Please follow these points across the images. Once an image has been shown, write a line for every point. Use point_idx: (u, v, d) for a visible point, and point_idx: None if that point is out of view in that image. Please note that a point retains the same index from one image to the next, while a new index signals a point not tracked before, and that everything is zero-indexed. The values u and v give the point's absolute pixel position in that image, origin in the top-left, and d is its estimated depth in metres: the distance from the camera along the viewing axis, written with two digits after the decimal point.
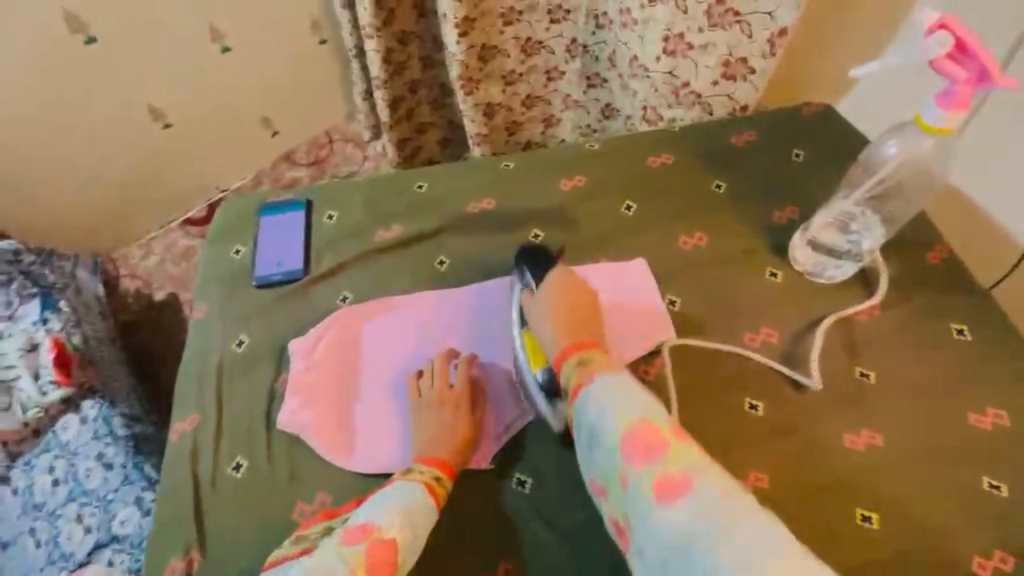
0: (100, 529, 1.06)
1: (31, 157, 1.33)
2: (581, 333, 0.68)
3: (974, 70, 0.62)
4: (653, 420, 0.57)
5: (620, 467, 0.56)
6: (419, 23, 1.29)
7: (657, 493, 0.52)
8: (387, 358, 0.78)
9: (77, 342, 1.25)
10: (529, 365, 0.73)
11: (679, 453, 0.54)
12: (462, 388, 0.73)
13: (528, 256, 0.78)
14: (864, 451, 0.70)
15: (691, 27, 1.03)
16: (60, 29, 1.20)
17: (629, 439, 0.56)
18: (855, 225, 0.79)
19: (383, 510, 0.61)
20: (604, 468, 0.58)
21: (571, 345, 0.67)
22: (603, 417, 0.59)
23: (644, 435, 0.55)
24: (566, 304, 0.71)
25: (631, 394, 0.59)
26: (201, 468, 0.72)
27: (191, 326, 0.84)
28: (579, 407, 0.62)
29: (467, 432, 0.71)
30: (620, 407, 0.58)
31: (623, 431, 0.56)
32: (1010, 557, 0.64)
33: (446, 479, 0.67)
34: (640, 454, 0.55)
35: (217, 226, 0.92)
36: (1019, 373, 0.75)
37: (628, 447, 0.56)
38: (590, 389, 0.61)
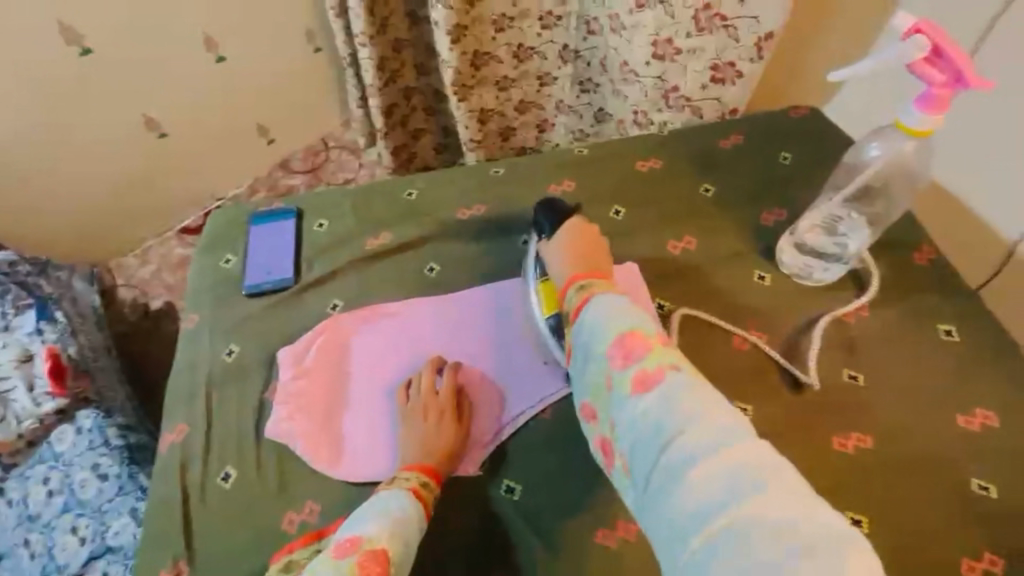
0: (94, 540, 1.06)
1: (27, 167, 1.33)
2: (589, 266, 0.72)
3: (950, 72, 0.63)
4: (639, 327, 0.60)
5: (604, 370, 0.59)
6: (411, 30, 1.30)
7: (635, 389, 0.56)
8: (372, 367, 0.78)
9: (72, 352, 1.26)
10: (542, 310, 0.77)
11: (659, 354, 0.57)
12: (448, 395, 0.73)
13: (546, 207, 0.80)
14: (853, 453, 0.70)
15: (679, 32, 1.03)
16: (55, 40, 1.21)
17: (616, 344, 0.59)
18: (842, 227, 0.80)
19: (370, 522, 0.62)
20: (590, 370, 0.61)
21: (577, 274, 0.71)
22: (593, 326, 0.62)
23: (629, 339, 0.59)
24: (579, 246, 0.75)
25: (621, 306, 0.63)
26: (191, 479, 0.72)
27: (181, 336, 0.84)
28: (573, 322, 0.66)
29: (453, 439, 0.71)
30: (611, 317, 0.62)
31: (612, 337, 0.60)
32: (999, 558, 0.64)
33: (431, 484, 0.68)
34: (623, 355, 0.58)
35: (208, 236, 0.93)
36: (1007, 373, 0.75)
37: (613, 350, 0.59)
38: (586, 306, 0.65)
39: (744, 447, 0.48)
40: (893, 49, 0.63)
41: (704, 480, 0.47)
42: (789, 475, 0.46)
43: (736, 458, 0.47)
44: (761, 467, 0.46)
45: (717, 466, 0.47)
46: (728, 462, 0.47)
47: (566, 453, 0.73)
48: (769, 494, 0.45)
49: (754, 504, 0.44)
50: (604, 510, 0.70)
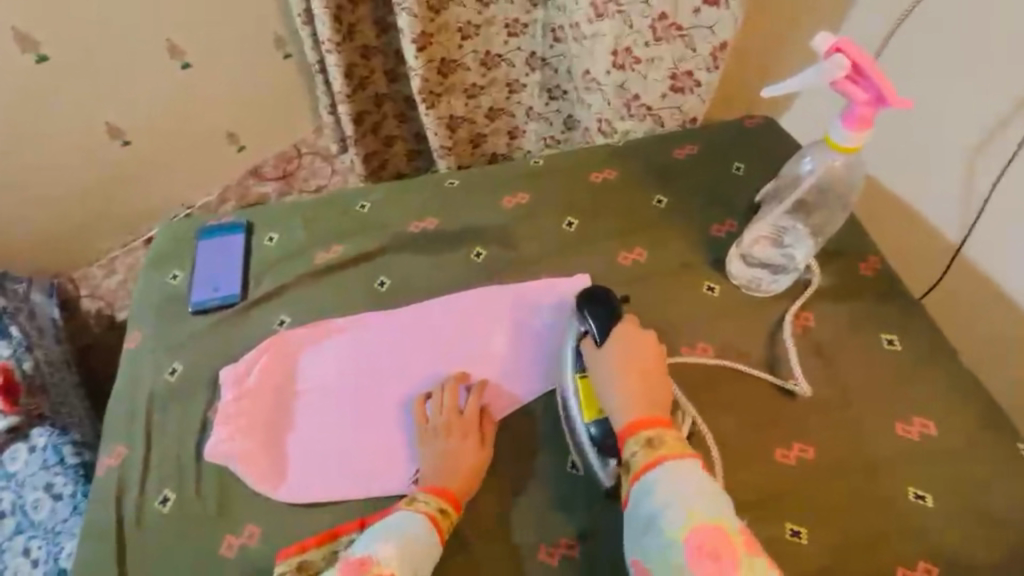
0: (47, 562, 1.03)
1: None
2: (649, 406, 0.67)
3: (873, 92, 0.65)
4: (726, 526, 0.57)
5: (679, 565, 0.56)
6: (380, 37, 1.28)
7: None
8: (394, 381, 0.77)
9: (27, 368, 1.23)
10: (581, 413, 0.71)
11: (749, 568, 0.55)
12: (472, 412, 0.73)
13: (591, 299, 0.74)
14: (795, 464, 0.71)
15: (637, 41, 1.04)
16: (10, 49, 1.18)
17: (696, 540, 0.57)
18: (787, 238, 0.81)
19: (384, 547, 0.62)
20: (658, 558, 0.58)
21: (641, 418, 0.66)
22: (671, 511, 0.59)
23: (715, 540, 0.56)
24: (635, 361, 0.69)
25: (702, 488, 0.60)
26: (127, 504, 0.70)
27: (124, 355, 0.82)
28: (643, 495, 0.61)
29: (479, 458, 0.71)
30: (689, 503, 0.59)
31: (691, 529, 0.57)
32: (934, 567, 0.65)
33: (450, 511, 0.67)
34: (708, 561, 0.55)
35: (155, 252, 0.91)
36: (944, 381, 0.76)
37: (696, 550, 0.56)
38: (658, 475, 0.61)
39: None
40: (819, 67, 0.65)
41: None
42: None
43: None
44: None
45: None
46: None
47: (513, 471, 0.72)
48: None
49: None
50: (549, 527, 0.69)
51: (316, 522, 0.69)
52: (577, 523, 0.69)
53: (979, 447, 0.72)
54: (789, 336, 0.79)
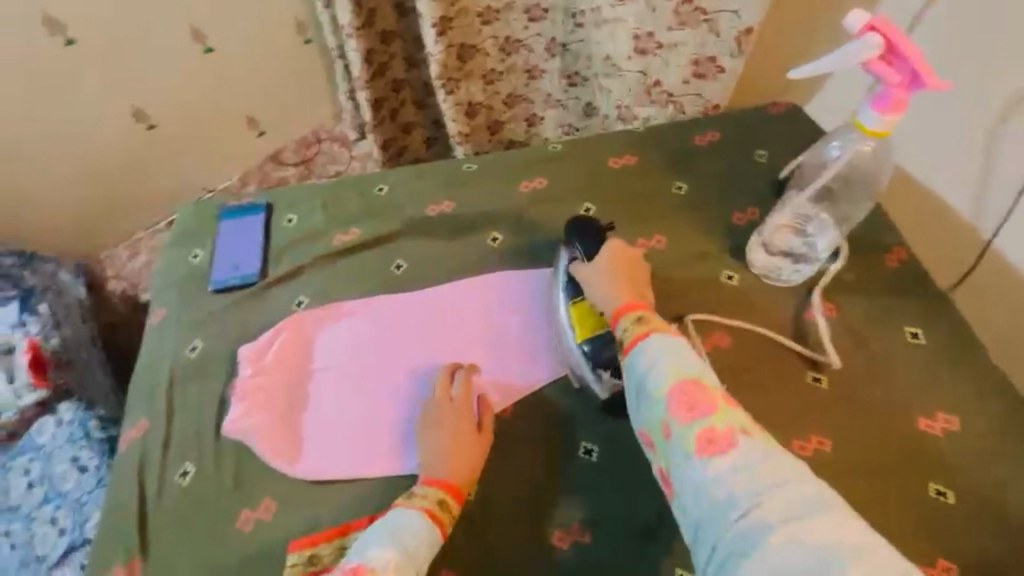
0: (74, 531, 1.08)
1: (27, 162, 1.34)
2: (635, 295, 0.70)
3: (906, 72, 0.63)
4: (703, 379, 0.59)
5: (663, 417, 0.59)
6: (399, 22, 1.28)
7: (701, 446, 0.55)
8: (380, 369, 0.77)
9: (55, 345, 1.26)
10: (575, 332, 0.74)
11: (726, 412, 0.57)
12: (463, 400, 0.72)
13: (578, 230, 0.77)
14: (812, 456, 0.70)
15: (658, 26, 1.01)
16: (40, 32, 1.21)
17: (676, 393, 0.59)
18: (810, 227, 0.80)
19: (379, 549, 0.60)
20: (646, 417, 0.60)
21: (631, 302, 0.69)
22: (653, 371, 0.61)
23: (694, 392, 0.58)
24: (621, 267, 0.73)
25: (684, 351, 0.62)
26: (148, 477, 0.72)
27: (148, 330, 0.84)
28: (629, 363, 0.64)
29: (473, 448, 0.70)
30: (671, 363, 0.61)
31: (671, 384, 0.59)
32: (953, 565, 0.64)
33: (450, 503, 0.66)
34: (687, 410, 0.57)
35: (177, 231, 0.92)
36: (970, 376, 0.74)
37: (675, 401, 0.58)
38: (646, 342, 0.64)
39: (823, 523, 0.48)
40: (849, 46, 0.63)
41: (785, 559, 0.46)
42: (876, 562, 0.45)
43: (819, 538, 0.47)
44: (843, 545, 0.46)
45: (796, 541, 0.47)
46: (810, 542, 0.47)
47: (526, 455, 0.73)
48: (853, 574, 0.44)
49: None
50: (559, 511, 0.70)
51: (329, 500, 0.70)
52: (587, 508, 0.70)
53: (1004, 448, 0.70)
54: (818, 310, 0.77)
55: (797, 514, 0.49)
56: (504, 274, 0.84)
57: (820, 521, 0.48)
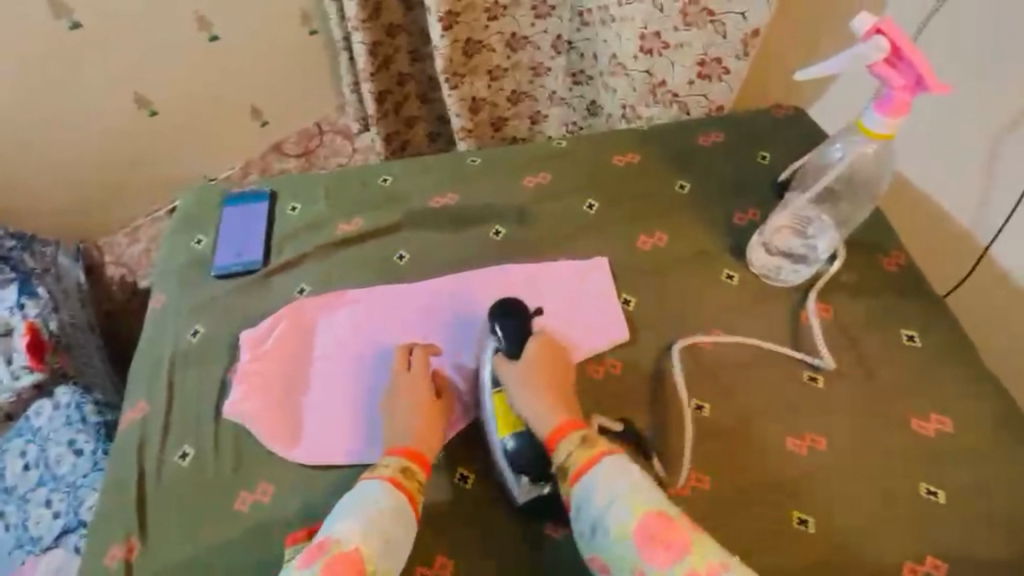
0: (69, 513, 1.07)
1: (29, 146, 1.34)
2: (570, 409, 0.69)
3: (910, 77, 0.64)
4: (666, 511, 0.59)
5: (636, 560, 0.57)
6: (406, 15, 1.28)
7: None
8: (340, 351, 0.78)
9: (53, 328, 1.22)
10: (497, 429, 0.71)
11: (698, 545, 0.56)
12: (420, 370, 0.73)
13: (503, 312, 0.75)
14: (807, 454, 0.71)
15: (666, 26, 1.01)
16: (44, 14, 1.20)
17: (644, 532, 0.58)
18: (811, 228, 0.81)
19: (343, 523, 0.60)
20: (615, 558, 0.59)
21: (565, 421, 0.67)
22: (614, 508, 0.60)
23: (663, 529, 0.57)
24: (551, 372, 0.71)
25: (638, 481, 0.62)
26: (147, 458, 0.73)
27: (148, 316, 0.84)
28: (587, 499, 0.62)
29: (432, 416, 0.71)
30: (631, 497, 0.60)
31: (637, 523, 0.58)
32: (942, 563, 0.65)
33: (415, 469, 0.67)
34: (660, 549, 0.56)
35: (180, 217, 0.92)
36: (963, 378, 0.75)
37: (647, 541, 0.57)
38: (596, 473, 0.63)
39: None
40: (853, 50, 0.64)
41: None
42: None
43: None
44: None
45: None
46: None
47: None
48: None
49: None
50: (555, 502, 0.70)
51: (324, 485, 0.71)
52: None
53: (995, 450, 0.71)
54: (812, 316, 0.79)
55: None
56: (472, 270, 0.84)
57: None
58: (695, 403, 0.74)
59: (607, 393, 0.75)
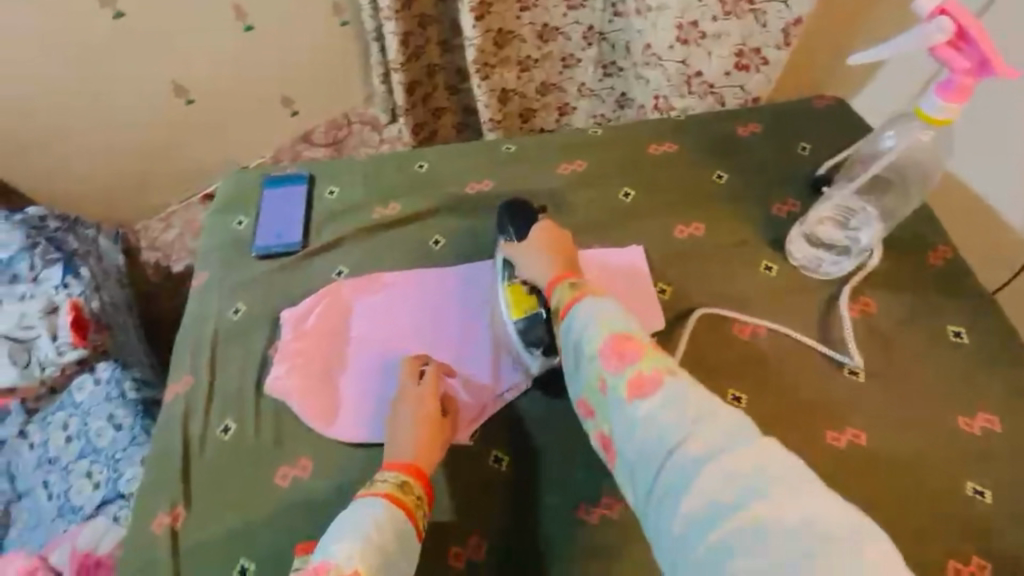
0: (108, 486, 1.09)
1: (71, 133, 1.39)
2: (567, 268, 0.72)
3: (975, 58, 0.62)
4: (631, 330, 0.59)
5: (597, 371, 0.58)
6: (437, 6, 1.28)
7: (631, 392, 0.54)
8: (352, 355, 0.79)
9: (94, 307, 1.26)
10: (510, 312, 0.76)
11: (653, 357, 0.56)
12: (430, 388, 0.71)
13: (510, 213, 0.81)
14: (847, 450, 0.69)
15: (705, 14, 0.99)
16: (89, 3, 1.23)
17: (606, 346, 0.58)
18: (855, 220, 0.79)
19: (340, 545, 0.56)
20: (583, 378, 0.60)
21: (561, 274, 0.70)
22: (585, 328, 0.61)
23: (622, 343, 0.58)
24: (553, 245, 0.75)
25: (613, 309, 0.62)
26: (192, 430, 0.75)
27: (192, 292, 0.86)
28: (565, 324, 0.64)
29: (436, 436, 0.69)
30: (600, 319, 0.61)
31: (601, 339, 0.59)
32: (988, 563, 0.63)
33: (412, 484, 0.64)
34: (615, 359, 0.57)
35: (220, 200, 0.94)
36: (1011, 376, 0.73)
37: (606, 352, 0.58)
38: (578, 305, 0.64)
39: (748, 452, 0.46)
40: (916, 31, 0.61)
41: (715, 488, 0.45)
42: (800, 484, 0.43)
43: (744, 464, 0.46)
44: (768, 472, 0.45)
45: (723, 474, 0.46)
46: (737, 470, 0.45)
47: (559, 429, 0.74)
48: (777, 496, 0.43)
49: (767, 513, 0.42)
50: (588, 486, 0.71)
51: (358, 462, 0.72)
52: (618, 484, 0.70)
53: None
54: (844, 311, 0.77)
55: (726, 446, 0.47)
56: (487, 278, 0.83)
57: (747, 453, 0.46)
58: (731, 394, 0.73)
59: None
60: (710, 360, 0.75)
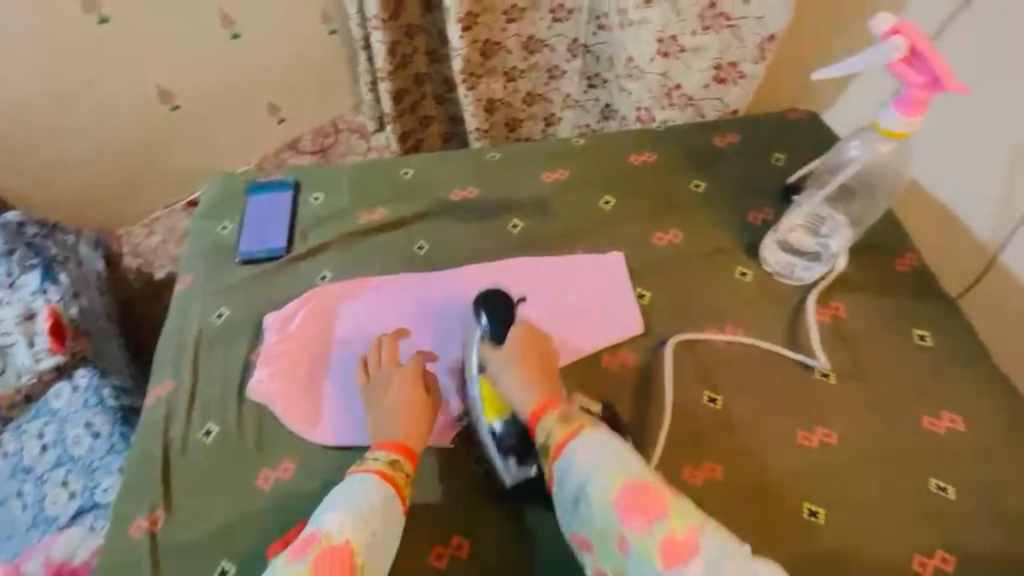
0: (84, 495, 1.07)
1: (53, 139, 1.37)
2: (549, 386, 0.68)
3: (928, 75, 0.65)
4: (644, 479, 0.59)
5: (616, 527, 0.57)
6: (424, 17, 1.31)
7: (662, 553, 0.54)
8: (338, 348, 0.80)
9: (73, 313, 1.24)
10: (485, 415, 0.71)
11: (677, 512, 0.56)
12: (413, 367, 0.72)
13: (489, 303, 0.76)
14: (818, 449, 0.72)
15: (684, 29, 1.04)
16: (74, 8, 1.23)
17: (623, 499, 0.58)
18: (824, 227, 0.82)
19: (332, 517, 0.60)
20: (595, 528, 0.59)
21: (546, 401, 0.67)
22: (594, 478, 0.60)
23: (641, 497, 0.57)
24: (533, 356, 0.70)
25: (618, 453, 0.61)
26: (172, 433, 0.75)
27: (174, 297, 0.86)
28: (566, 470, 0.62)
29: (418, 414, 0.69)
30: (610, 467, 0.60)
31: (616, 491, 0.58)
32: (951, 557, 0.66)
33: (403, 462, 0.66)
34: (638, 515, 0.56)
35: (206, 205, 0.94)
36: (973, 377, 0.76)
37: (625, 506, 0.57)
38: (576, 447, 0.62)
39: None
40: (876, 49, 0.65)
41: None
42: None
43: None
44: None
45: None
46: None
47: None
48: None
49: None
50: None
51: (340, 463, 0.73)
52: None
53: (1006, 448, 0.72)
54: (813, 317, 0.80)
55: None
56: (477, 270, 0.85)
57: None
58: (707, 396, 0.75)
59: (619, 383, 0.76)
60: (686, 363, 0.78)
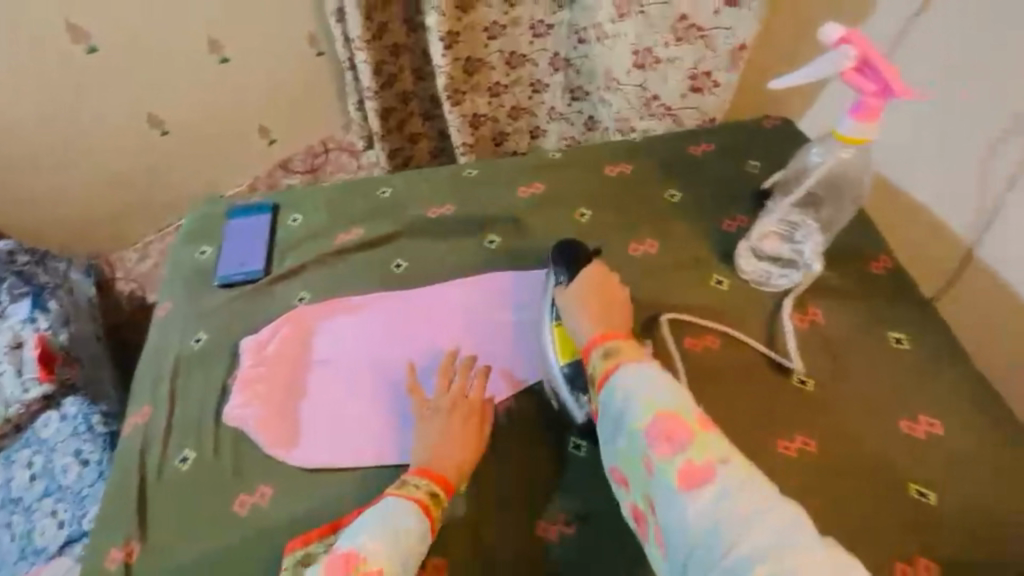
0: (73, 524, 1.07)
1: (45, 167, 1.40)
2: (614, 324, 0.69)
3: (879, 82, 0.66)
4: (677, 408, 0.58)
5: (645, 455, 0.57)
6: (409, 37, 1.31)
7: (683, 482, 0.53)
8: (332, 368, 0.80)
9: (63, 340, 1.24)
10: (557, 356, 0.73)
11: (705, 442, 0.55)
12: (477, 396, 0.72)
13: (564, 250, 0.77)
14: (796, 457, 0.71)
15: (657, 41, 1.05)
16: (63, 38, 1.26)
17: (653, 427, 0.57)
18: (798, 234, 0.81)
19: (368, 539, 0.60)
20: (628, 452, 0.59)
21: (600, 334, 0.67)
22: (630, 405, 0.60)
23: (671, 426, 0.56)
24: (598, 297, 0.71)
25: (658, 382, 0.60)
26: (149, 460, 0.75)
27: (154, 322, 0.86)
28: (604, 398, 0.63)
29: (476, 436, 0.70)
30: (646, 396, 0.59)
31: (648, 420, 0.58)
32: (933, 564, 0.65)
33: (442, 496, 0.66)
34: (664, 442, 0.56)
35: (188, 228, 0.95)
36: (953, 382, 0.76)
37: (655, 435, 0.57)
38: (616, 378, 0.62)
39: (813, 556, 0.46)
40: (827, 58, 0.66)
41: None
42: None
43: (812, 574, 0.45)
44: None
45: None
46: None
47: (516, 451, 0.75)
48: None
49: None
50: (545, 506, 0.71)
51: (313, 490, 0.72)
52: (578, 506, 0.71)
53: (985, 455, 0.71)
54: (787, 322, 0.80)
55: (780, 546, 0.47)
56: (482, 282, 0.85)
57: (800, 549, 0.47)
58: None
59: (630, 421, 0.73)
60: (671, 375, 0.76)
